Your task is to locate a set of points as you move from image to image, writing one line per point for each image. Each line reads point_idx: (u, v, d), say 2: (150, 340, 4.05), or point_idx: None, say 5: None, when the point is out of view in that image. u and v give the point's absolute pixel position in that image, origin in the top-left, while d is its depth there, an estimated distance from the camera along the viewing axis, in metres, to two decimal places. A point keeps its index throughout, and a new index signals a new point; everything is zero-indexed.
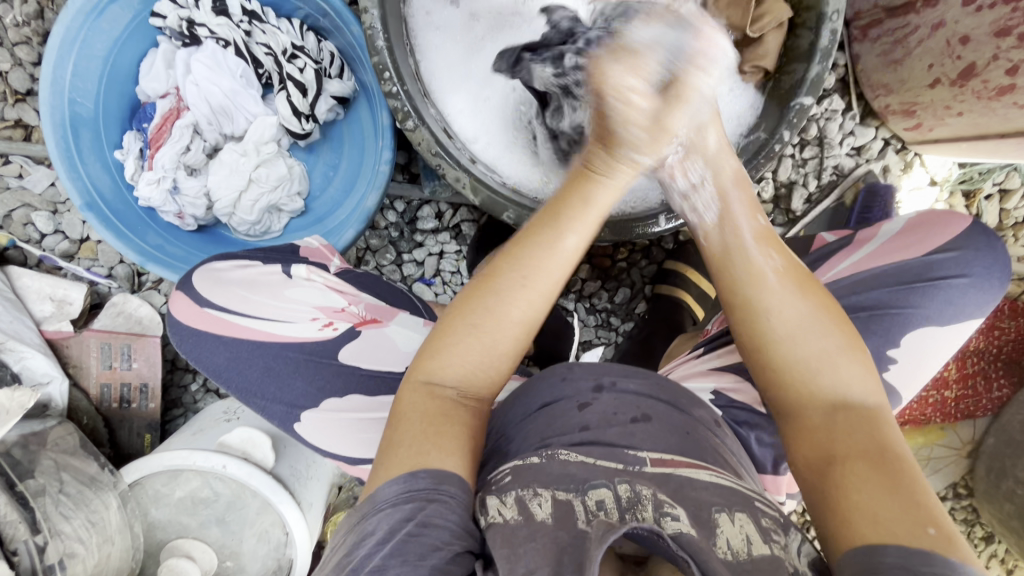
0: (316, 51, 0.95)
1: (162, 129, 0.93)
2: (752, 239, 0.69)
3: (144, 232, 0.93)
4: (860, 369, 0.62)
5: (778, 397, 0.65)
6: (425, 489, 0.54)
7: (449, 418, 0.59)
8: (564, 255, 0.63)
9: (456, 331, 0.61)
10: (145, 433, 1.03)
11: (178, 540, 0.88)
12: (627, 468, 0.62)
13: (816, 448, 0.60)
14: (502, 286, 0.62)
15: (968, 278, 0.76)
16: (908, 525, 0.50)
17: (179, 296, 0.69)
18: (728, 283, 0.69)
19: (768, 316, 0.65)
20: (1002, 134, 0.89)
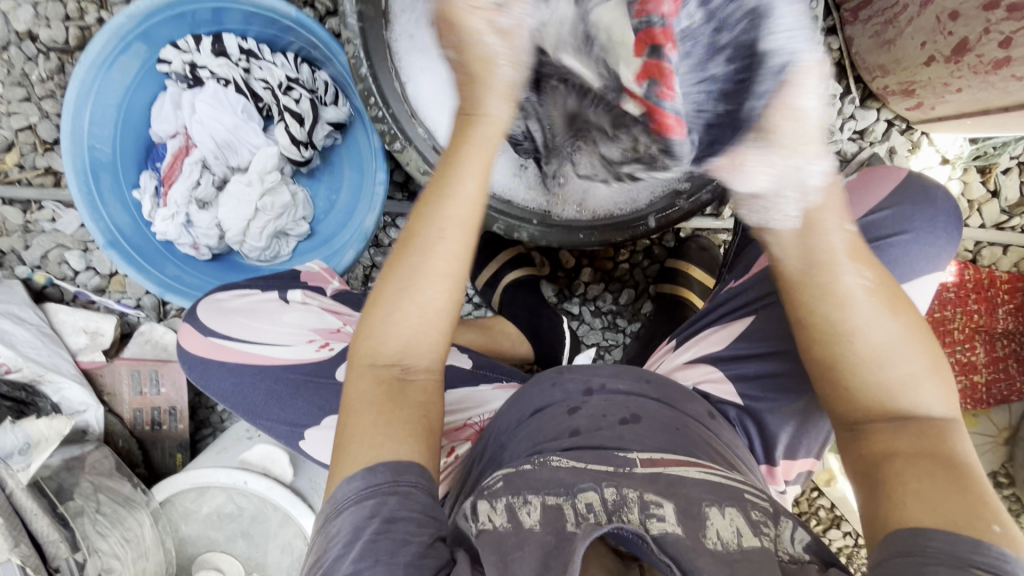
0: (310, 81, 1.00)
1: (173, 167, 0.99)
2: (846, 247, 0.59)
3: (162, 264, 0.99)
4: (941, 387, 0.57)
5: (834, 404, 0.61)
6: (384, 483, 0.55)
7: (392, 396, 0.61)
8: (468, 201, 0.63)
9: (387, 301, 0.62)
10: (177, 452, 1.10)
11: (207, 552, 0.94)
12: (616, 470, 0.62)
13: (871, 448, 0.56)
14: (420, 245, 0.63)
15: (907, 235, 0.75)
16: (966, 517, 0.47)
17: (186, 326, 0.75)
18: (814, 295, 0.59)
19: (848, 337, 0.58)
20: (1005, 108, 0.86)
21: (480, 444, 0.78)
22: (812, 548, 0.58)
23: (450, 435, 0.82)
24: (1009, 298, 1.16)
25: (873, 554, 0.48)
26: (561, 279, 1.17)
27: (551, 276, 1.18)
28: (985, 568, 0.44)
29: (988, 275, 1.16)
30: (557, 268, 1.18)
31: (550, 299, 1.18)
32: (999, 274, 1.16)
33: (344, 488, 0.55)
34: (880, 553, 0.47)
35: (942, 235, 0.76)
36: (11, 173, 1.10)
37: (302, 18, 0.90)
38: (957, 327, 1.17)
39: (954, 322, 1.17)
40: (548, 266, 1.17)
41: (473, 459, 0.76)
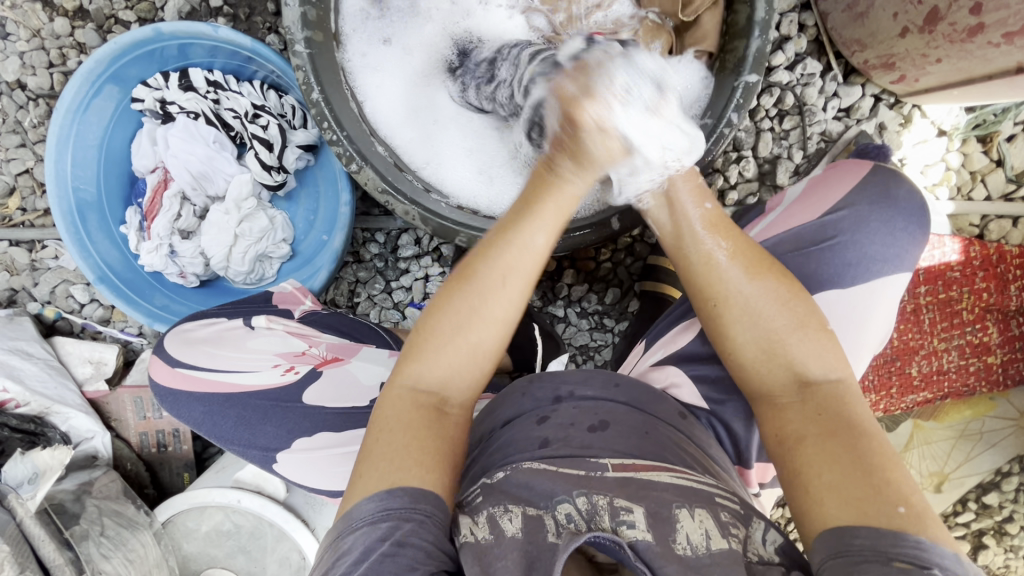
0: (278, 106, 1.02)
1: (154, 201, 1.02)
2: (702, 226, 0.67)
3: (150, 295, 1.03)
4: (818, 343, 0.60)
5: (743, 380, 0.63)
6: (402, 509, 0.52)
7: (430, 425, 0.58)
8: (536, 255, 0.61)
9: (439, 334, 0.60)
10: (184, 471, 1.14)
11: (211, 568, 0.98)
12: (587, 474, 0.57)
13: (782, 429, 0.58)
14: (477, 286, 0.60)
15: (867, 235, 0.73)
16: (869, 501, 0.48)
17: (155, 361, 0.78)
18: (683, 269, 0.67)
19: (717, 305, 0.64)
20: (989, 76, 0.80)
21: None
22: (784, 549, 0.54)
23: None
24: (1021, 274, 1.09)
25: (814, 554, 0.48)
26: (543, 282, 1.17)
27: None
28: (910, 563, 0.44)
29: (997, 250, 1.09)
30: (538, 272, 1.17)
31: (535, 302, 1.18)
32: (1009, 248, 1.09)
33: (364, 507, 0.53)
34: (817, 558, 0.48)
35: (910, 244, 0.75)
36: (14, 216, 1.16)
37: (257, 46, 0.92)
38: (965, 308, 1.11)
39: (962, 302, 1.11)
40: None
41: None
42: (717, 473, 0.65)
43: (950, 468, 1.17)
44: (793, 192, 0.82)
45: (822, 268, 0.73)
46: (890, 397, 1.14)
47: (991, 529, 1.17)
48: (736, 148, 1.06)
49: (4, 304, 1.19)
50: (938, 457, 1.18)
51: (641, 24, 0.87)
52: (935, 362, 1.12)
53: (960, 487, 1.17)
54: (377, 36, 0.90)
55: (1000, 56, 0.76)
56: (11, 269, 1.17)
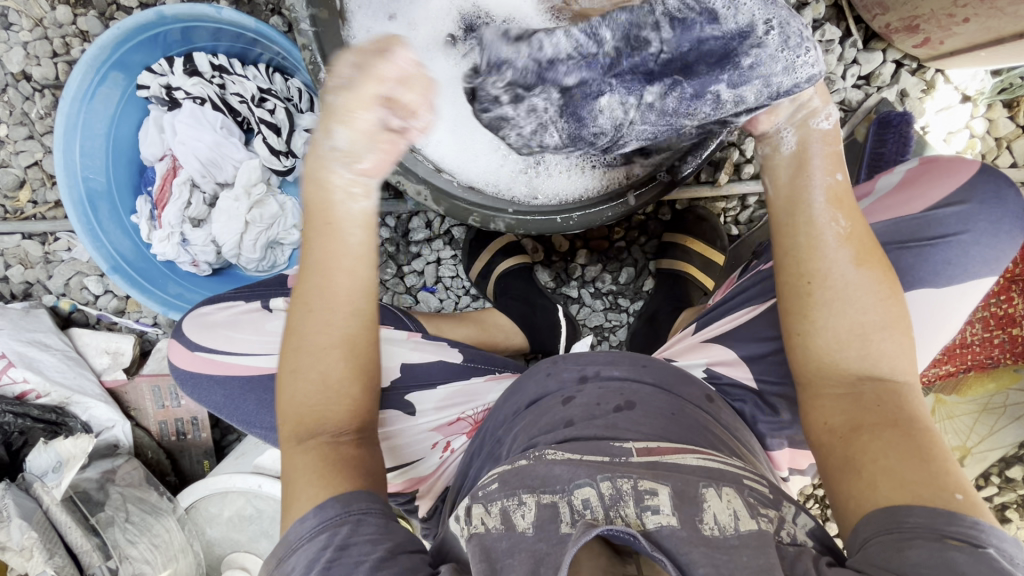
0: (285, 90, 1.02)
1: (164, 189, 1.02)
2: (824, 200, 0.62)
3: (164, 284, 1.04)
4: (895, 344, 0.58)
5: (802, 363, 0.60)
6: (336, 517, 0.53)
7: (328, 457, 0.57)
8: (347, 267, 0.59)
9: (292, 382, 0.59)
10: (204, 459, 1.15)
11: (234, 552, 1.00)
12: (612, 460, 0.56)
13: (832, 420, 0.56)
14: (302, 319, 0.59)
15: (969, 236, 0.70)
16: (926, 486, 0.48)
17: (174, 344, 0.78)
18: (783, 234, 0.63)
19: (815, 281, 0.60)
20: (1020, 35, 0.77)
21: (475, 441, 0.74)
22: (814, 533, 0.54)
23: (443, 430, 0.79)
24: None
25: (858, 535, 0.48)
26: (556, 263, 1.16)
27: (546, 261, 1.16)
28: (961, 540, 0.44)
29: None
30: (551, 253, 1.16)
31: (547, 283, 1.16)
32: None
33: (298, 527, 0.54)
34: (861, 538, 0.47)
35: (1005, 239, 0.71)
36: (26, 209, 1.16)
37: (262, 28, 0.90)
38: None
39: None
40: (541, 252, 1.15)
41: (469, 458, 0.71)
42: (739, 451, 0.64)
43: (973, 443, 1.16)
44: (886, 182, 0.79)
45: (909, 261, 0.70)
46: None
47: (1015, 503, 1.16)
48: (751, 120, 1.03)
49: (21, 297, 1.19)
50: (961, 431, 1.16)
51: None
52: (958, 336, 1.10)
53: (983, 462, 1.16)
54: (383, 12, 0.87)
55: None
56: (26, 262, 1.18)
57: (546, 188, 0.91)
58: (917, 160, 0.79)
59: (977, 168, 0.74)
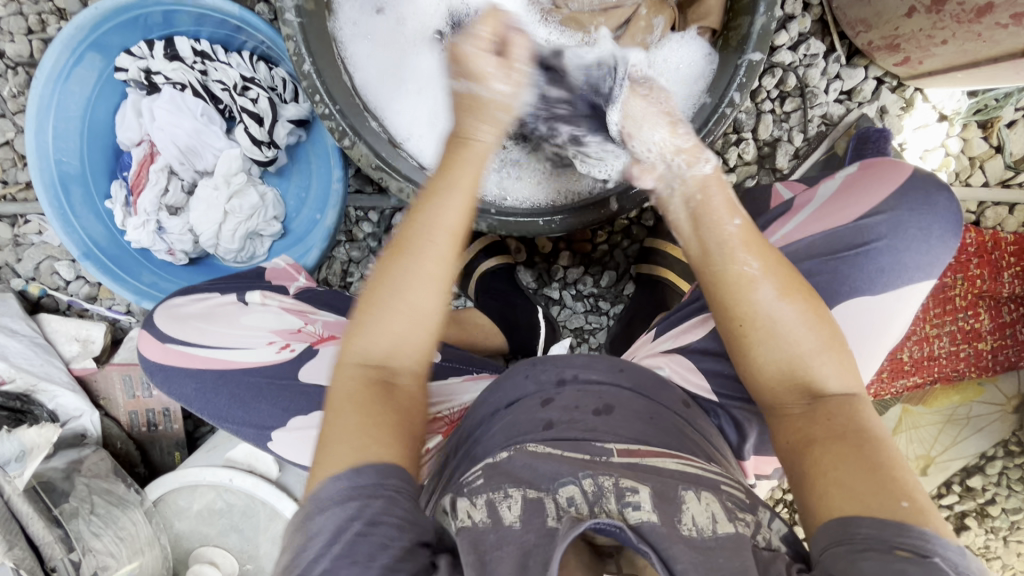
0: (268, 79, 0.98)
1: (140, 175, 1.00)
2: (739, 243, 0.61)
3: (138, 272, 1.01)
4: (837, 364, 0.58)
5: (760, 392, 0.60)
6: (369, 486, 0.51)
7: (382, 399, 0.57)
8: (456, 216, 0.60)
9: (378, 305, 0.59)
10: (175, 450, 1.14)
11: (202, 547, 0.98)
12: (593, 458, 0.58)
13: (790, 436, 0.57)
14: (409, 252, 0.59)
15: (901, 242, 0.72)
16: (876, 495, 0.48)
17: (145, 337, 0.74)
18: (710, 280, 0.62)
19: (744, 315, 0.60)
20: (994, 59, 0.79)
21: (454, 438, 0.73)
22: (786, 539, 0.54)
23: None
24: (1015, 261, 1.09)
25: (815, 542, 0.48)
26: (538, 264, 1.16)
27: (528, 261, 1.16)
28: (913, 551, 0.44)
29: (992, 237, 1.09)
30: (533, 254, 1.16)
31: (529, 284, 1.17)
32: (1005, 235, 1.09)
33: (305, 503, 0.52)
34: (817, 547, 0.47)
35: (936, 244, 0.74)
36: None
37: (246, 15, 0.89)
38: (959, 294, 1.11)
39: (955, 289, 1.11)
40: (524, 253, 1.16)
41: (445, 457, 0.71)
42: (715, 456, 0.65)
43: (937, 452, 1.19)
44: (824, 190, 0.80)
45: (846, 270, 0.71)
46: (881, 382, 1.15)
47: (974, 511, 1.20)
48: (736, 130, 1.05)
49: None
50: (925, 441, 1.19)
51: None
52: (926, 348, 1.13)
53: (944, 471, 1.19)
54: (371, 5, 0.88)
55: (1009, 39, 0.75)
56: None
57: (516, 190, 0.91)
58: (852, 168, 0.81)
59: (913, 174, 0.77)
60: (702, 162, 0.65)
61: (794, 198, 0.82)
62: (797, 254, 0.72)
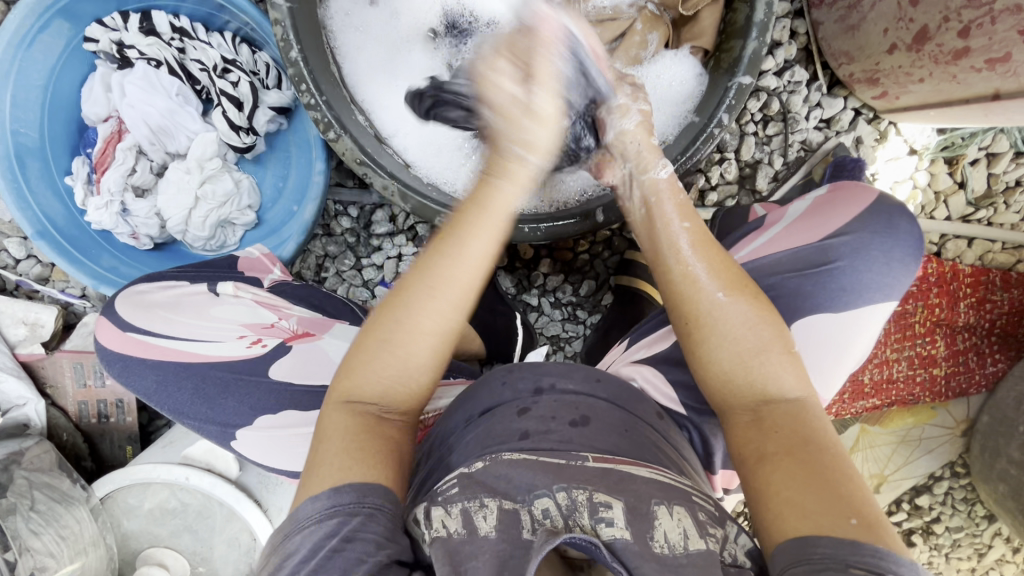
0: (251, 63, 0.94)
1: (105, 153, 0.94)
2: (687, 243, 0.64)
3: (97, 256, 0.95)
4: (785, 363, 0.58)
5: (709, 394, 0.60)
6: (350, 503, 0.53)
7: (370, 434, 0.58)
8: (474, 266, 0.60)
9: (371, 350, 0.60)
10: (127, 445, 1.08)
11: (151, 548, 0.93)
12: (567, 463, 0.58)
13: (741, 446, 0.55)
14: (409, 299, 0.59)
15: (863, 263, 0.73)
16: (828, 514, 0.47)
17: (103, 323, 0.69)
18: (665, 282, 0.63)
19: (694, 317, 0.61)
20: (966, 100, 0.81)
21: (426, 445, 0.72)
22: (751, 554, 0.54)
23: None
24: (971, 293, 1.15)
25: (774, 562, 0.47)
26: (519, 270, 1.16)
27: (509, 266, 1.16)
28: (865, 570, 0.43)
29: (952, 268, 1.14)
30: (514, 259, 1.16)
31: (509, 289, 1.17)
32: (963, 267, 1.14)
33: (310, 505, 0.53)
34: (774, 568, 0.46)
35: (897, 268, 0.75)
36: None
37: None
38: (918, 321, 1.16)
39: (915, 316, 1.16)
40: (505, 257, 1.16)
41: (418, 464, 0.70)
42: (688, 471, 0.65)
43: (889, 471, 1.24)
44: (795, 208, 0.81)
45: (809, 288, 0.73)
46: (842, 402, 1.20)
47: (920, 528, 1.25)
48: (720, 150, 1.07)
49: None
50: (879, 460, 1.24)
51: (640, 13, 0.86)
52: (885, 371, 1.18)
53: (896, 489, 1.25)
54: None
55: (980, 83, 0.76)
56: None
57: None
58: (822, 189, 0.82)
59: (877, 200, 0.78)
60: (656, 167, 0.70)
61: (765, 216, 0.83)
62: (761, 271, 0.75)
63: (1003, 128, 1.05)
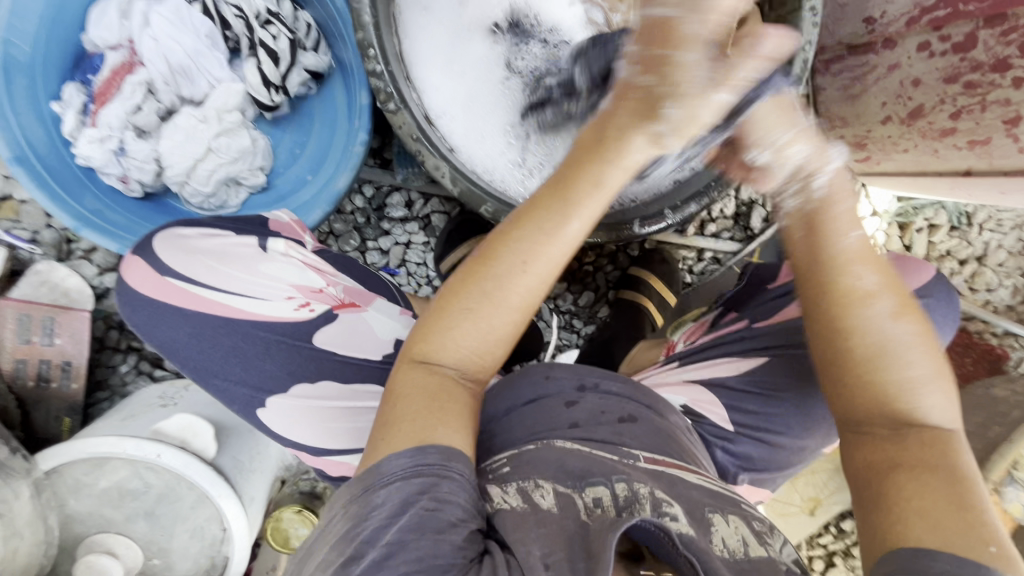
0: (291, 20, 0.89)
1: (110, 84, 0.85)
2: (856, 253, 0.59)
3: (81, 195, 0.85)
4: (942, 394, 0.57)
5: (845, 411, 0.60)
6: (436, 465, 0.49)
7: (450, 398, 0.54)
8: (566, 246, 0.54)
9: (455, 313, 0.55)
10: (64, 416, 0.95)
11: (100, 534, 0.82)
12: (621, 459, 0.58)
13: (871, 456, 0.57)
14: (500, 268, 0.54)
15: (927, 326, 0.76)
16: (961, 534, 0.48)
17: (135, 262, 0.65)
18: (819, 294, 0.59)
19: (867, 330, 0.57)
20: (939, 174, 0.94)
21: None
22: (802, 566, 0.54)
23: None
24: None
25: (882, 566, 0.49)
26: None
27: None
28: None
29: None
30: None
31: None
32: None
33: (391, 462, 0.49)
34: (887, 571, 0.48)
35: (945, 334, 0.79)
36: None
37: None
38: None
39: None
40: None
41: None
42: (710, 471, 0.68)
43: None
44: None
45: None
46: None
47: None
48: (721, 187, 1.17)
49: None
50: None
51: None
52: None
53: None
54: None
55: (959, 159, 0.88)
56: None
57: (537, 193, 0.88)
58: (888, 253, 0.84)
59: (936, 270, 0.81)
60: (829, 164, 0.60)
61: None
62: None
63: (945, 204, 1.24)
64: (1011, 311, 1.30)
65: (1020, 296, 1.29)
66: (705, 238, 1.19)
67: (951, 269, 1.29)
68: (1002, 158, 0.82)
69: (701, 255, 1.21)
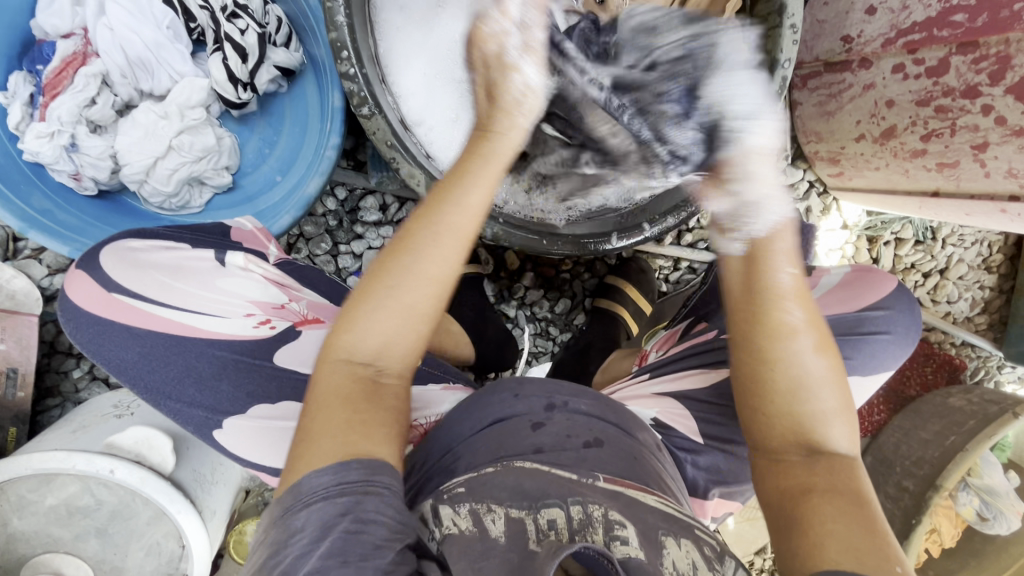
0: (261, 14, 0.83)
1: (60, 75, 0.79)
2: (792, 288, 0.57)
3: (27, 194, 0.80)
4: (848, 430, 0.57)
5: (759, 431, 0.58)
6: (358, 482, 0.46)
7: (370, 398, 0.51)
8: (472, 215, 0.53)
9: (370, 301, 0.52)
10: (9, 426, 0.89)
11: (47, 554, 0.77)
12: (579, 479, 0.54)
13: (785, 483, 0.56)
14: (411, 248, 0.52)
15: (893, 340, 0.78)
16: (874, 560, 0.46)
17: (80, 275, 0.62)
18: (749, 321, 0.57)
19: (777, 366, 0.56)
20: (909, 192, 0.97)
21: (422, 450, 0.66)
22: None
23: None
24: None
25: None
26: (503, 280, 1.16)
27: (493, 275, 1.17)
28: None
29: None
30: (500, 268, 1.17)
31: (489, 297, 1.16)
32: None
33: (312, 481, 0.46)
34: None
35: (912, 347, 0.80)
36: None
37: None
38: None
39: None
40: (491, 265, 1.16)
41: (411, 467, 0.64)
42: (680, 498, 0.63)
43: None
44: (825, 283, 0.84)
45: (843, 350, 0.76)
46: None
47: None
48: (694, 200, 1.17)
49: None
50: None
51: None
52: None
53: None
54: None
55: (928, 179, 0.90)
56: None
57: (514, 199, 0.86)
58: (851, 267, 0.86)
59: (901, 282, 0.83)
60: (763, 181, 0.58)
61: None
62: None
63: (912, 220, 1.25)
64: (968, 322, 1.34)
65: (977, 308, 1.34)
66: (682, 248, 1.19)
67: (915, 282, 1.32)
68: (970, 181, 0.84)
69: (677, 264, 1.21)
